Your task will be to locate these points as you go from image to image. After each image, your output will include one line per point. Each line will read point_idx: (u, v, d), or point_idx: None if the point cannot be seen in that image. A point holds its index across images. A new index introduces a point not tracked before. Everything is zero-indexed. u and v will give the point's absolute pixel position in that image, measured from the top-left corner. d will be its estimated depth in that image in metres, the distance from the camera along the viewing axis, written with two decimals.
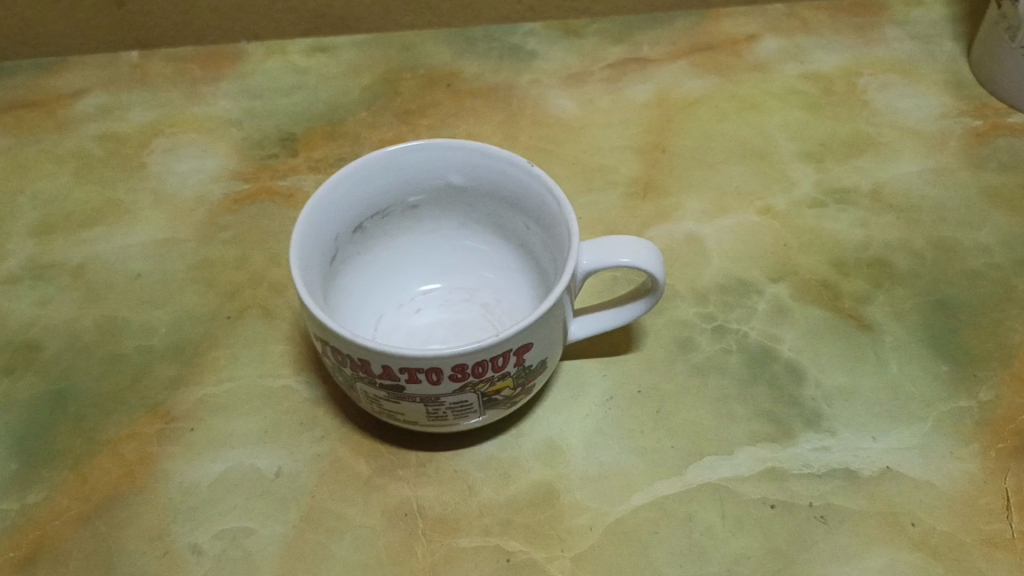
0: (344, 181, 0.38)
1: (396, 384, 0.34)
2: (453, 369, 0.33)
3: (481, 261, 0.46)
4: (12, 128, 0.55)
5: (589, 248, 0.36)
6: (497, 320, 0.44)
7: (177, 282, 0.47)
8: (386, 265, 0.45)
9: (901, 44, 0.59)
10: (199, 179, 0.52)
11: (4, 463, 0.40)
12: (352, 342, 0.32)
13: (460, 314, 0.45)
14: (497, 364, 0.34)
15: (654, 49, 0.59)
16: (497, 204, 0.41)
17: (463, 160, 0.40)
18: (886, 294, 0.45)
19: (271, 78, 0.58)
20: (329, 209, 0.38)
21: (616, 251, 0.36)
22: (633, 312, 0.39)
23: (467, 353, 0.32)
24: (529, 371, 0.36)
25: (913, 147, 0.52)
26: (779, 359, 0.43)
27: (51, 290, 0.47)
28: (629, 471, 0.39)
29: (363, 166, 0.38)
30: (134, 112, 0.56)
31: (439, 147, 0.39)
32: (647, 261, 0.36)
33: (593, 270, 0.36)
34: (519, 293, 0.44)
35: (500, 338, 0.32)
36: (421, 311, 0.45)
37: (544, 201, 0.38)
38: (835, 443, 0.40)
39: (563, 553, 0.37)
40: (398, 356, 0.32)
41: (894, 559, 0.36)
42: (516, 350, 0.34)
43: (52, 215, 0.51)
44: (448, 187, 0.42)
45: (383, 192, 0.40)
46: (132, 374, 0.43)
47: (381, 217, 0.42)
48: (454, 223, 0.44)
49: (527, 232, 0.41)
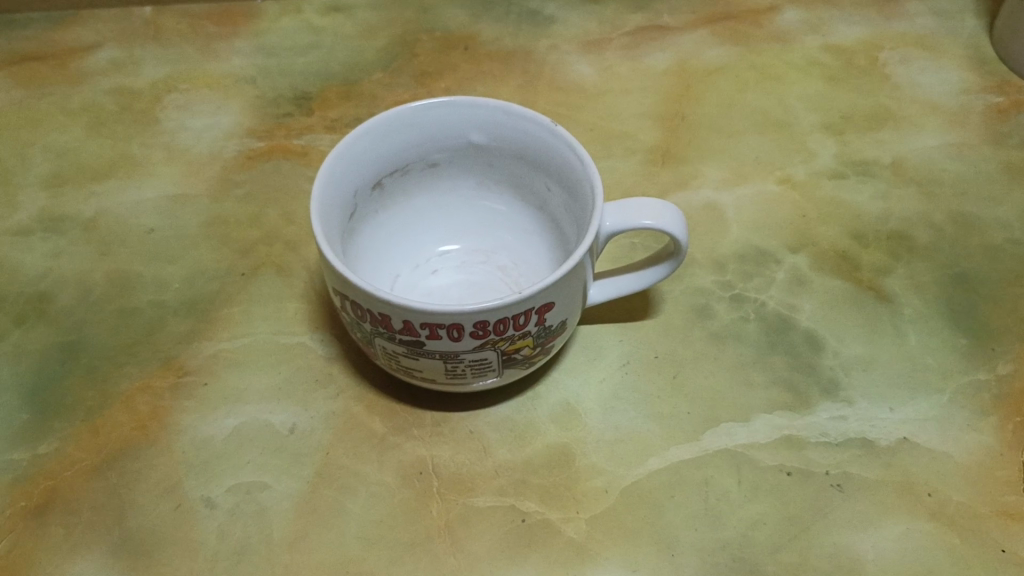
0: (366, 134, 0.38)
1: (416, 340, 0.33)
2: (475, 326, 0.32)
3: (500, 223, 0.45)
4: (23, 81, 0.55)
5: (613, 207, 0.35)
6: (515, 284, 0.44)
7: (190, 238, 0.47)
8: (404, 224, 0.44)
9: (922, 18, 0.58)
10: (213, 136, 0.52)
11: (16, 412, 0.40)
12: (373, 296, 0.32)
13: (477, 276, 0.44)
14: (519, 322, 0.33)
15: (674, 18, 0.58)
16: (519, 164, 0.41)
17: (486, 118, 0.39)
18: (905, 267, 0.45)
19: (286, 37, 0.58)
20: (351, 163, 0.37)
21: (640, 213, 0.35)
22: (653, 276, 0.38)
23: (491, 310, 0.32)
24: (549, 331, 0.35)
25: (934, 121, 0.52)
26: (797, 329, 0.43)
27: (63, 242, 0.47)
28: (646, 435, 0.39)
29: (386, 120, 0.38)
30: (147, 67, 0.56)
31: (463, 103, 0.39)
32: (671, 223, 0.35)
33: (617, 231, 0.35)
34: (537, 257, 0.44)
35: (523, 296, 0.32)
36: (438, 271, 0.45)
37: (567, 161, 0.37)
38: (852, 412, 0.40)
39: (578, 514, 0.37)
40: (420, 311, 0.31)
41: (909, 528, 0.36)
42: (539, 309, 0.33)
43: (64, 169, 0.50)
44: (470, 145, 0.41)
45: (404, 148, 0.40)
46: (145, 328, 0.43)
47: (400, 174, 0.41)
48: (473, 182, 0.44)
49: (548, 193, 0.41)
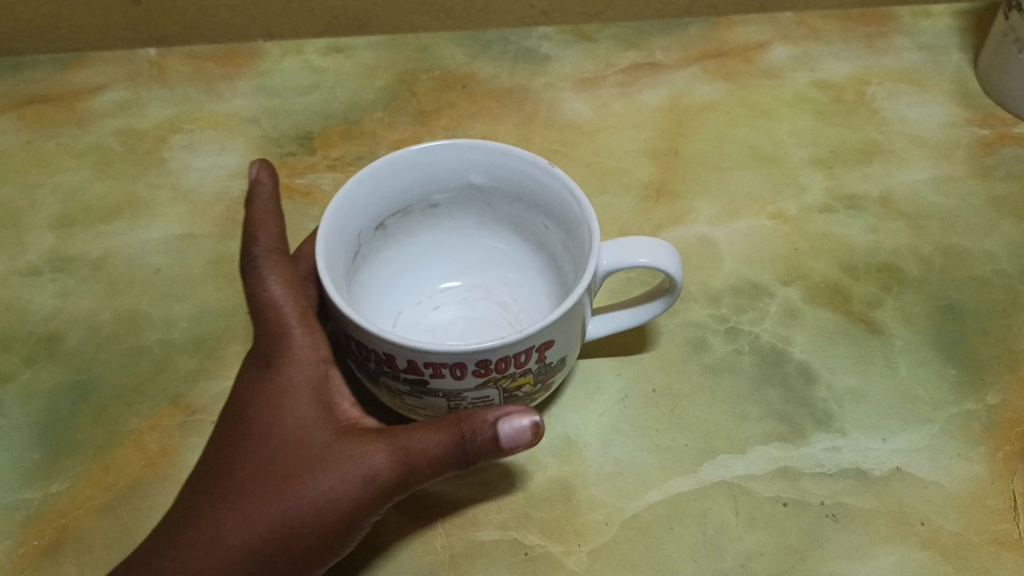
0: (368, 178, 0.38)
1: (420, 379, 0.34)
2: (478, 365, 0.33)
3: (500, 259, 0.46)
4: (31, 123, 0.56)
5: (609, 248, 0.36)
6: (515, 321, 0.45)
7: (197, 276, 0.48)
8: (405, 262, 0.45)
9: (908, 54, 0.60)
10: (218, 176, 0.53)
11: (28, 452, 0.41)
12: (379, 338, 0.33)
13: (478, 312, 0.46)
14: (520, 360, 0.34)
15: (667, 55, 0.60)
16: (517, 203, 0.42)
17: (484, 161, 0.40)
18: (895, 299, 0.46)
19: (288, 77, 0.59)
20: (353, 205, 0.38)
21: (635, 251, 0.36)
22: (649, 311, 0.39)
23: (493, 350, 0.33)
24: (549, 367, 0.36)
25: (921, 155, 0.53)
26: (791, 361, 0.44)
27: (72, 282, 0.48)
28: (644, 468, 0.40)
29: (387, 164, 0.39)
30: (152, 108, 0.57)
31: (462, 147, 0.39)
32: (666, 262, 0.36)
33: (612, 270, 0.36)
34: (537, 293, 0.45)
35: (524, 335, 0.33)
36: (439, 308, 0.46)
37: (565, 202, 0.38)
38: (846, 443, 0.41)
39: (579, 547, 0.38)
40: (424, 351, 0.32)
41: (903, 556, 0.37)
42: (539, 347, 0.34)
43: (72, 209, 0.51)
44: (469, 186, 0.42)
45: (405, 190, 0.41)
46: (153, 367, 0.44)
47: (402, 215, 0.42)
48: (472, 222, 0.45)
49: (547, 232, 0.42)
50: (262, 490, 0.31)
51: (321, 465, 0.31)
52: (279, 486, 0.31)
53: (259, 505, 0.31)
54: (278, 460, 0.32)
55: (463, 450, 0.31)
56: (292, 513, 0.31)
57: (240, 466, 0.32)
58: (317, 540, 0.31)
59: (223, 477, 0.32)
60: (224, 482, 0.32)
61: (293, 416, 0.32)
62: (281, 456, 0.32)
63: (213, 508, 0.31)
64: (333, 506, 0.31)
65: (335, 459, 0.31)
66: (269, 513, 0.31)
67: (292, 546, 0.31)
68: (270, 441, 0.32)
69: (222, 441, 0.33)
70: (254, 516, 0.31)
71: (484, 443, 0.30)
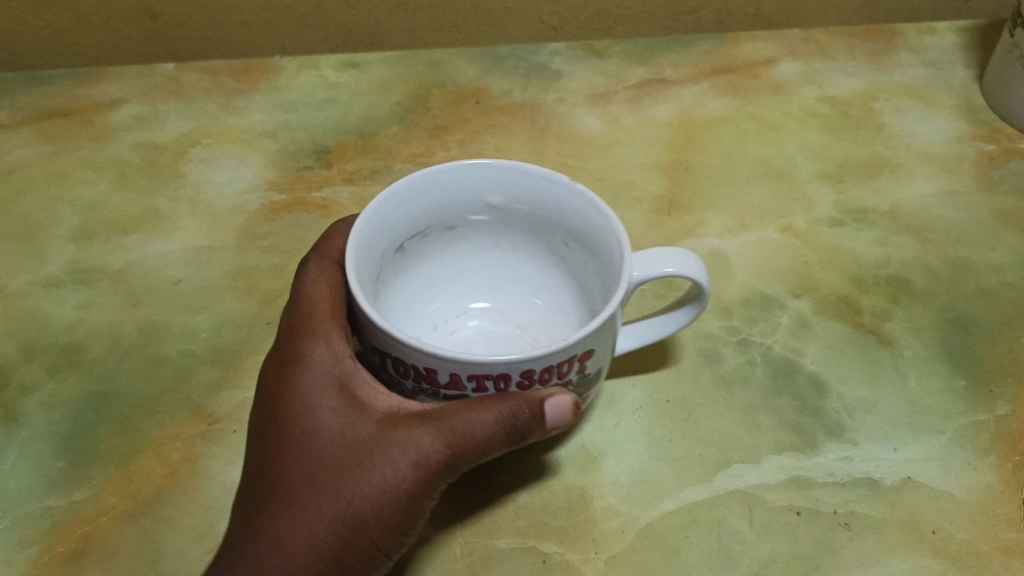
0: (389, 199, 0.38)
1: (461, 396, 0.33)
2: (521, 376, 0.32)
3: (513, 283, 0.47)
4: (51, 136, 0.57)
5: (638, 259, 0.36)
6: (534, 339, 0.46)
7: (217, 288, 0.48)
8: (422, 285, 0.46)
9: (914, 69, 0.61)
10: (236, 189, 0.54)
11: (52, 461, 0.42)
12: (420, 350, 0.31)
13: (496, 331, 0.47)
14: (562, 370, 0.33)
15: (676, 71, 0.60)
16: (536, 222, 0.42)
17: (504, 179, 0.40)
18: (904, 311, 0.47)
19: (304, 92, 0.60)
20: (376, 226, 0.38)
21: (661, 260, 0.36)
22: (675, 322, 0.40)
23: (537, 359, 0.32)
24: (587, 380, 0.35)
25: (928, 169, 0.54)
26: (802, 372, 0.44)
27: (92, 293, 0.48)
28: (659, 477, 0.41)
29: (410, 183, 0.39)
30: (170, 122, 0.58)
31: (482, 166, 0.40)
32: (694, 271, 0.36)
33: (642, 281, 0.36)
34: (554, 312, 0.46)
35: (568, 343, 0.32)
36: (457, 329, 0.47)
37: (587, 220, 0.39)
38: (857, 453, 0.41)
39: (597, 555, 0.38)
40: (469, 362, 0.31)
41: (915, 564, 0.38)
42: (580, 356, 0.33)
43: (92, 221, 0.52)
44: (487, 207, 0.42)
45: (425, 211, 0.41)
46: (174, 377, 0.45)
47: (419, 237, 0.43)
48: (489, 242, 0.45)
49: (567, 249, 0.43)
50: (317, 489, 0.32)
51: (371, 459, 0.32)
52: (337, 481, 0.32)
53: (321, 502, 0.32)
54: (329, 459, 0.33)
55: (511, 427, 0.32)
56: (353, 506, 0.32)
57: (288, 467, 0.33)
58: (381, 527, 0.33)
59: (275, 480, 0.33)
60: (278, 485, 0.33)
61: (335, 413, 0.33)
62: (330, 454, 0.33)
63: (273, 511, 0.32)
64: (392, 493, 0.32)
65: (385, 448, 0.33)
66: (326, 510, 0.32)
67: (357, 537, 0.32)
68: (318, 440, 0.33)
69: (264, 443, 0.34)
70: (318, 512, 0.32)
71: (529, 417, 0.32)
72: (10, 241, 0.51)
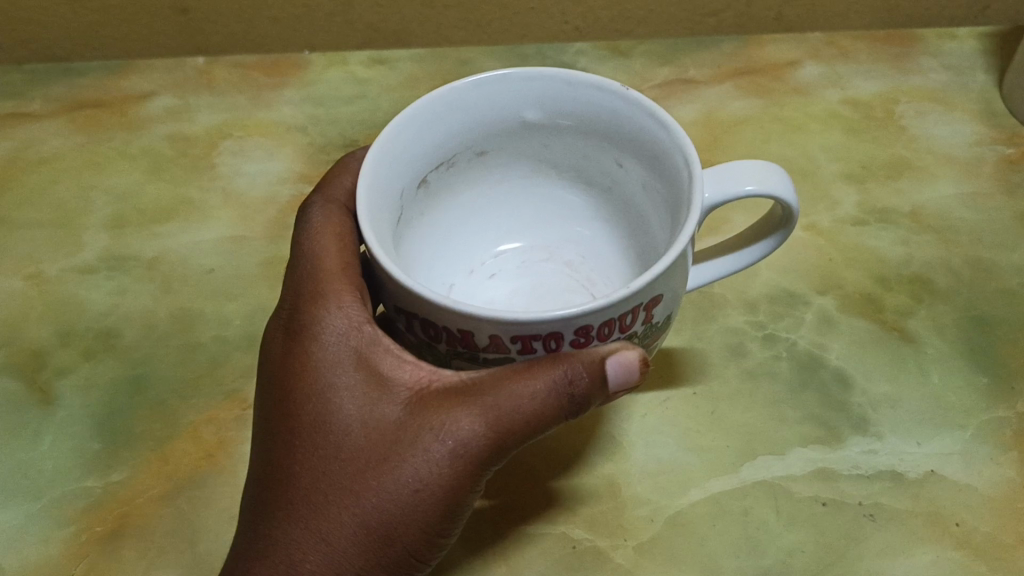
0: (410, 122, 0.34)
1: (505, 358, 0.29)
2: (576, 333, 0.28)
3: (557, 213, 0.44)
4: (85, 127, 0.58)
5: (710, 176, 0.32)
6: (587, 282, 0.43)
7: (249, 277, 0.49)
8: (453, 227, 0.43)
9: (935, 74, 0.61)
10: (267, 181, 0.54)
11: (88, 442, 0.42)
12: (451, 309, 0.27)
13: (541, 276, 0.44)
14: (624, 322, 0.29)
15: (700, 72, 0.61)
16: (581, 138, 0.38)
17: (543, 92, 0.36)
18: (927, 309, 0.48)
19: (332, 87, 0.61)
20: (397, 154, 0.34)
21: (740, 178, 0.31)
22: (754, 254, 0.36)
23: (596, 313, 0.27)
24: (653, 329, 0.31)
25: (949, 171, 0.55)
26: (827, 367, 0.45)
27: (127, 280, 0.49)
28: (687, 467, 0.41)
29: (426, 107, 0.35)
30: (201, 115, 0.59)
31: (511, 78, 0.35)
32: (776, 187, 0.32)
33: (717, 203, 0.31)
34: (606, 251, 0.43)
35: (631, 291, 0.27)
36: (494, 275, 0.44)
37: (640, 126, 0.34)
38: (881, 446, 0.42)
39: (626, 542, 0.39)
40: (514, 322, 0.27)
41: (938, 555, 0.38)
42: (646, 305, 0.29)
43: (126, 211, 0.53)
44: (521, 125, 0.38)
45: (449, 137, 0.37)
46: (208, 362, 0.45)
47: (446, 167, 0.39)
48: (525, 170, 0.42)
49: (620, 169, 0.39)
50: (346, 487, 0.30)
51: (402, 449, 0.30)
52: (368, 475, 0.30)
53: (353, 498, 0.30)
54: (356, 452, 0.31)
55: (565, 397, 0.29)
56: (390, 499, 0.30)
57: (313, 463, 0.31)
58: (424, 518, 0.31)
59: (301, 476, 0.31)
60: (305, 482, 0.31)
61: (357, 397, 0.31)
62: (356, 446, 0.31)
63: (304, 510, 0.31)
64: (433, 481, 0.30)
65: (418, 435, 0.30)
66: (359, 509, 0.30)
67: (398, 530, 0.31)
68: (342, 430, 0.31)
69: (286, 434, 0.31)
70: (352, 509, 0.30)
71: (588, 384, 0.29)
72: (45, 229, 0.52)
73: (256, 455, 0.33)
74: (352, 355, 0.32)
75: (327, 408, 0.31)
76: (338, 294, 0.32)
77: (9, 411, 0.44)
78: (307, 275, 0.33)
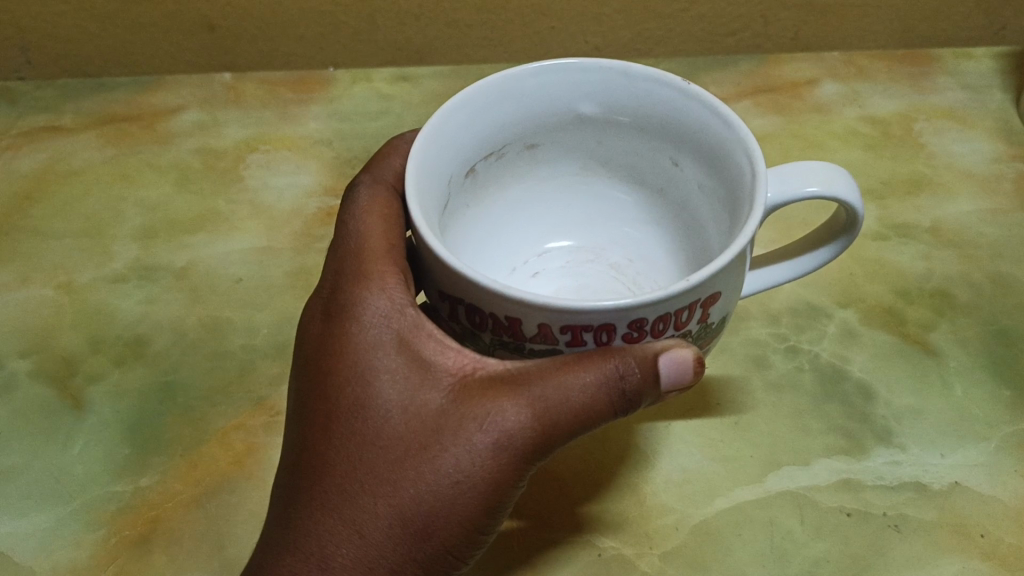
0: (465, 107, 0.35)
1: (552, 349, 0.30)
2: (630, 327, 0.28)
3: (605, 213, 0.44)
4: (115, 141, 0.59)
5: (774, 176, 0.32)
6: (633, 285, 0.44)
7: (276, 287, 0.50)
8: (498, 223, 0.43)
9: (952, 93, 0.62)
10: (295, 194, 0.55)
11: (118, 447, 0.43)
12: (502, 295, 0.28)
13: (587, 278, 0.45)
14: (681, 319, 0.29)
15: (720, 89, 0.62)
16: (635, 135, 0.39)
17: (600, 84, 0.37)
18: (949, 322, 0.48)
19: (358, 103, 0.62)
20: (446, 141, 0.35)
21: (803, 179, 0.32)
22: (807, 264, 0.36)
23: (650, 306, 0.28)
24: (707, 330, 0.31)
25: (969, 187, 0.55)
26: (849, 379, 0.45)
27: (156, 290, 0.50)
28: (712, 476, 0.42)
29: (481, 94, 0.35)
30: (229, 129, 0.60)
31: (569, 68, 0.36)
32: (840, 191, 0.32)
33: (779, 204, 0.32)
34: (654, 256, 0.44)
35: (692, 284, 0.28)
36: (538, 274, 0.45)
37: (698, 120, 0.35)
38: (905, 458, 0.42)
39: (652, 550, 0.39)
40: (568, 310, 0.27)
41: (964, 566, 0.38)
42: (703, 302, 0.29)
43: (155, 222, 0.54)
44: (575, 118, 0.39)
45: (500, 126, 0.38)
46: (237, 370, 0.46)
47: (495, 158, 0.39)
48: (575, 167, 0.42)
49: (674, 169, 0.39)
50: (384, 475, 0.30)
51: (444, 439, 0.31)
52: (409, 463, 0.30)
53: (394, 488, 0.30)
54: (395, 440, 0.31)
55: (614, 391, 0.30)
56: (431, 489, 0.30)
57: (352, 449, 0.31)
58: (464, 511, 0.31)
59: (339, 461, 0.31)
60: (343, 467, 0.31)
61: (399, 382, 0.31)
62: (397, 433, 0.31)
63: (343, 498, 0.31)
64: (475, 473, 0.31)
65: (461, 424, 0.31)
66: (399, 498, 0.30)
67: (437, 522, 0.31)
68: (382, 416, 0.31)
69: (323, 418, 0.32)
70: (392, 498, 0.30)
71: (639, 379, 0.29)
72: (75, 239, 0.53)
73: (291, 438, 0.33)
74: (394, 340, 0.32)
75: (368, 393, 0.31)
76: (381, 277, 0.33)
77: (40, 416, 0.44)
78: (350, 256, 0.34)
